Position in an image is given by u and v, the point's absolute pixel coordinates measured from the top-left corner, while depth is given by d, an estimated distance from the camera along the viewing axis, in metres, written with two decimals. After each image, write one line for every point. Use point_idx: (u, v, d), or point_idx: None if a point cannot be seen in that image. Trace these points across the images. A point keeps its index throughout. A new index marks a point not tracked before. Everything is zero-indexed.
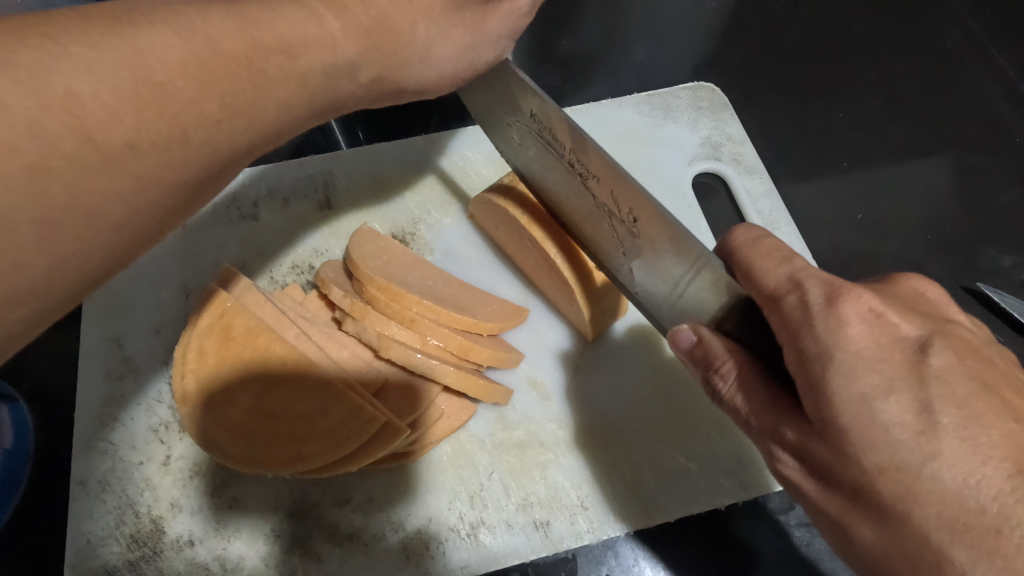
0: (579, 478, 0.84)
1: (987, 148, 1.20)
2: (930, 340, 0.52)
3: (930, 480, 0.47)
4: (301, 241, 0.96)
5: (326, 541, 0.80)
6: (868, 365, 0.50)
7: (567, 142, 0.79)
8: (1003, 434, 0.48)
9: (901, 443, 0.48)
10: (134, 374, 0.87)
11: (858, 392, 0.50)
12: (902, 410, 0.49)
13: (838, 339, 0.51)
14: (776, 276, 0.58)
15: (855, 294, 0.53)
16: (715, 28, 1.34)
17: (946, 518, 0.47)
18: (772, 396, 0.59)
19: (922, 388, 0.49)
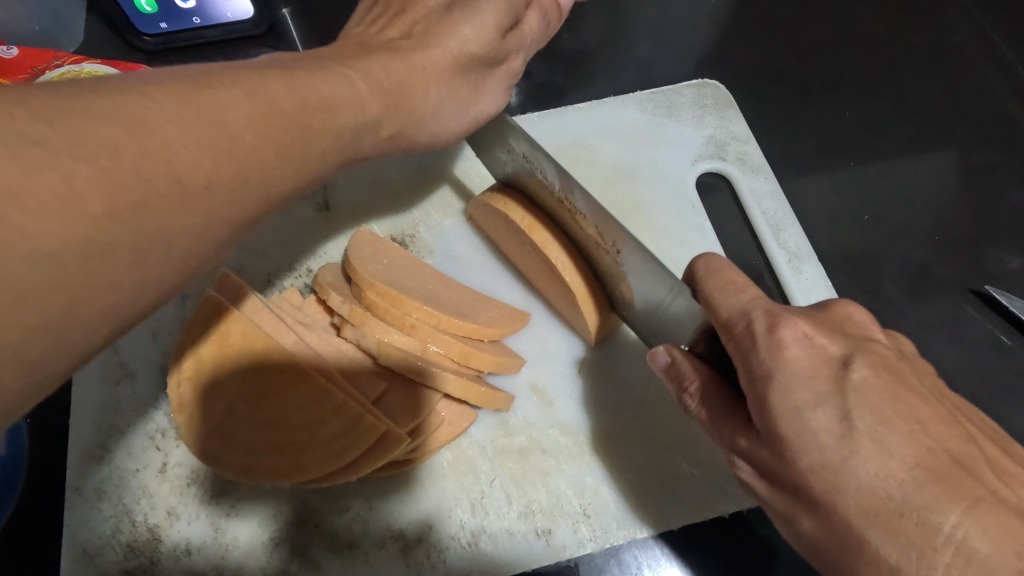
0: (582, 485, 0.83)
1: (997, 148, 1.19)
2: (850, 356, 0.55)
3: (850, 476, 0.50)
4: (300, 245, 0.95)
5: (325, 549, 0.79)
6: (800, 381, 0.54)
7: (556, 182, 0.81)
8: (907, 435, 0.50)
9: (825, 446, 0.52)
10: (131, 379, 0.86)
11: (792, 404, 0.54)
12: (827, 419, 0.52)
13: (778, 360, 0.55)
14: (728, 306, 0.62)
15: (792, 319, 0.57)
16: (720, 24, 1.31)
17: (862, 505, 0.50)
18: (729, 413, 0.64)
19: (842, 398, 0.53)
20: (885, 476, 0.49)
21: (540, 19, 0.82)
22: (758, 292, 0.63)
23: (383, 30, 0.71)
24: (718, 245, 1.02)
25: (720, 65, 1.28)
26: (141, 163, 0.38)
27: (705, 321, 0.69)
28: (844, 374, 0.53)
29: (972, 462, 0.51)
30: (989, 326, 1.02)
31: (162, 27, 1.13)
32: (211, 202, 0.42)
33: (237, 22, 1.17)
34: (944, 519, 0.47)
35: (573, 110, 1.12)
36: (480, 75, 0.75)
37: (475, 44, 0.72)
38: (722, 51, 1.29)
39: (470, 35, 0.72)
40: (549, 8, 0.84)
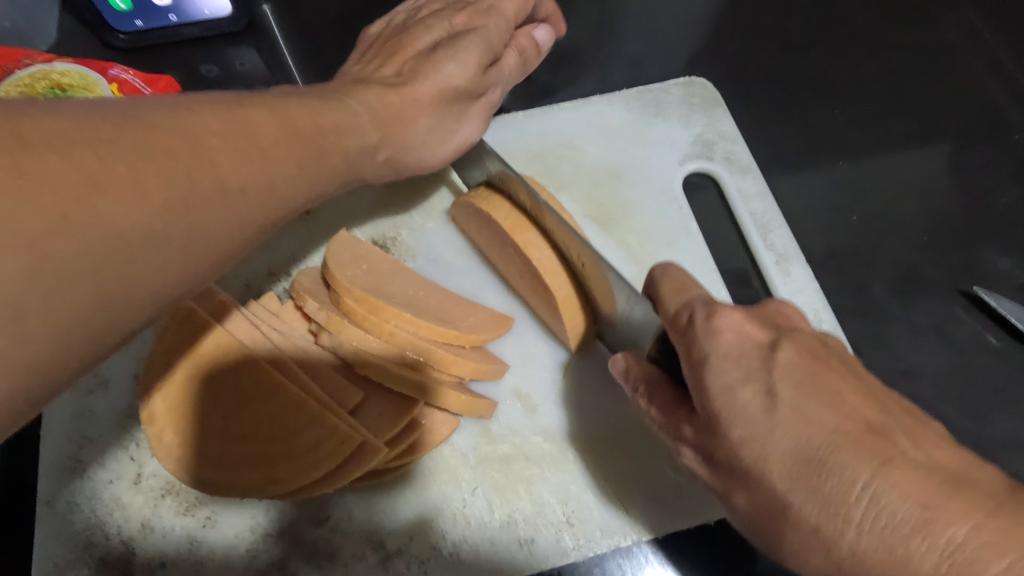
0: (566, 493, 0.82)
1: (988, 145, 1.17)
2: (778, 339, 0.57)
3: (773, 445, 0.53)
4: (278, 248, 0.92)
5: (304, 561, 0.77)
6: (730, 362, 0.56)
7: (528, 202, 0.83)
8: (827, 406, 0.53)
9: (753, 419, 0.54)
10: (103, 388, 0.84)
11: (723, 383, 0.56)
12: (753, 395, 0.55)
13: (712, 343, 0.58)
14: (675, 302, 0.65)
15: (728, 308, 0.59)
16: (709, 20, 1.30)
17: (786, 474, 0.52)
18: (675, 405, 0.65)
19: (767, 373, 0.55)
20: (802, 443, 0.52)
21: (518, 58, 0.83)
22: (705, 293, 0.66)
23: (378, 69, 0.74)
24: (705, 247, 1.01)
25: (710, 62, 1.26)
26: (192, 171, 0.41)
27: (659, 325, 0.71)
28: (771, 353, 0.56)
29: (887, 429, 0.52)
30: (978, 328, 1.01)
31: (139, 25, 1.11)
32: (244, 203, 0.45)
33: (216, 18, 1.15)
34: (856, 479, 0.49)
35: (559, 109, 1.10)
36: (466, 108, 0.78)
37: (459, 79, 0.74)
38: (711, 47, 1.27)
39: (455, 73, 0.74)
40: (526, 47, 0.85)
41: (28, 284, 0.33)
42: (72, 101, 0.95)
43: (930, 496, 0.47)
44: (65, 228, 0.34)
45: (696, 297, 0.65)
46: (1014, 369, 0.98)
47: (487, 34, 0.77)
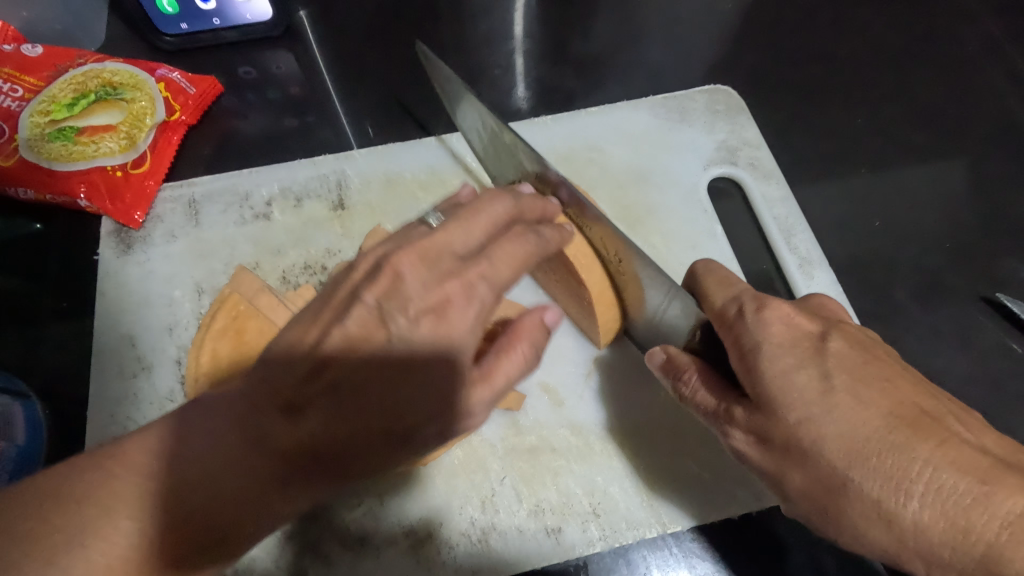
0: (592, 484, 0.84)
1: (1008, 154, 1.19)
2: (826, 331, 0.64)
3: (830, 427, 0.59)
4: (315, 243, 0.99)
5: (337, 544, 0.80)
6: (784, 351, 0.62)
7: (563, 196, 0.85)
8: (879, 391, 0.60)
9: (807, 401, 0.60)
10: (147, 372, 0.90)
11: (780, 370, 0.62)
12: (809, 378, 0.61)
13: (765, 334, 0.63)
14: (722, 296, 0.70)
15: (777, 302, 0.65)
16: (731, 30, 1.33)
17: (850, 454, 0.58)
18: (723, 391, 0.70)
19: (822, 360, 0.61)
20: (862, 426, 0.59)
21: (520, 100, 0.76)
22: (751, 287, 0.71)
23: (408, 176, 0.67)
24: (728, 248, 1.03)
25: (732, 70, 1.29)
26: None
27: (703, 317, 0.73)
28: (823, 342, 0.62)
29: (937, 414, 0.60)
30: (999, 333, 1.02)
31: (183, 28, 1.14)
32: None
33: (255, 23, 1.18)
34: (917, 456, 0.57)
35: (586, 114, 1.13)
36: (469, 268, 0.60)
37: (459, 244, 0.62)
38: (734, 56, 1.30)
39: (451, 235, 0.62)
40: None
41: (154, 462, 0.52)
42: (121, 99, 1.01)
43: (987, 473, 0.55)
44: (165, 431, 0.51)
45: (741, 291, 0.70)
46: None
47: (483, 202, 0.66)
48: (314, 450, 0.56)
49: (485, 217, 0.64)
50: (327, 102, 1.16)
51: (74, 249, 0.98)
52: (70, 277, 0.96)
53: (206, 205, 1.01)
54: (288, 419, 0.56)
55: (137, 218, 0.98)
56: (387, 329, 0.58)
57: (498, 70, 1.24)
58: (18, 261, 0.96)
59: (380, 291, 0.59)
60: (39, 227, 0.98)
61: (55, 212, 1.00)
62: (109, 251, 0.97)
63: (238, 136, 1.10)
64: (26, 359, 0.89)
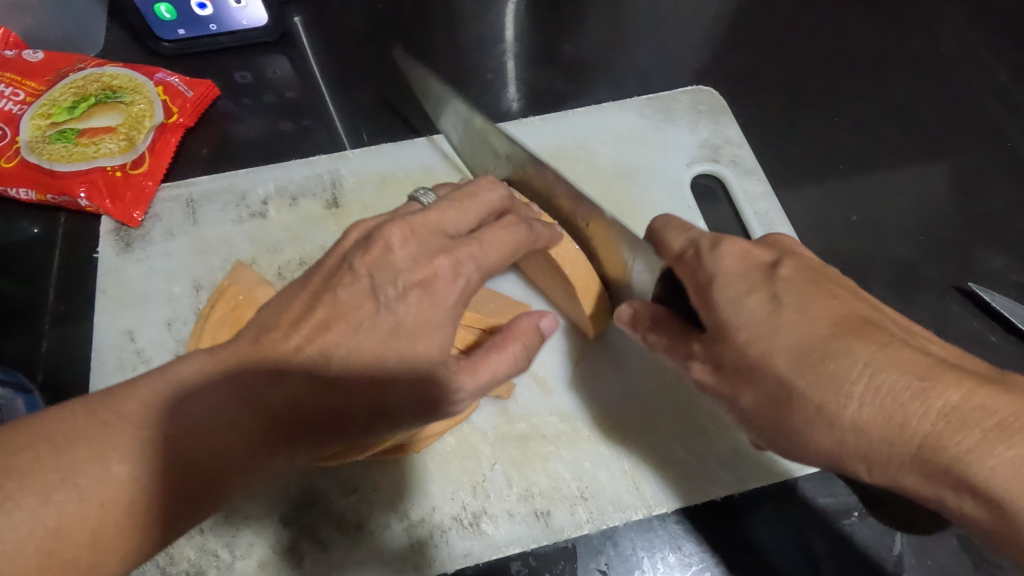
0: (579, 469, 0.86)
1: (983, 152, 1.23)
2: (778, 261, 0.69)
3: (775, 344, 0.64)
4: (310, 240, 1.02)
5: (332, 529, 0.82)
6: (734, 279, 0.68)
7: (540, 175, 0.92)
8: (823, 308, 0.65)
9: (757, 322, 0.65)
10: (147, 365, 0.92)
11: (729, 295, 0.67)
12: (758, 302, 0.66)
13: (718, 265, 0.69)
14: (680, 239, 0.75)
15: (732, 239, 0.71)
16: (715, 35, 1.37)
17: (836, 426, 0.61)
18: (683, 334, 0.75)
19: (770, 286, 0.66)
20: (804, 337, 0.63)
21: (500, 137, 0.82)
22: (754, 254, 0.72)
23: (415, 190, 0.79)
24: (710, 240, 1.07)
25: (716, 74, 1.33)
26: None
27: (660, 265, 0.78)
28: (773, 270, 0.67)
29: (877, 321, 0.65)
30: (974, 322, 1.05)
31: (181, 34, 1.17)
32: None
33: (251, 29, 1.20)
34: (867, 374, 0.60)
35: (574, 115, 1.16)
36: (459, 247, 0.66)
37: (449, 227, 0.69)
38: (717, 60, 1.34)
39: (444, 218, 0.69)
40: None
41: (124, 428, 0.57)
42: (120, 102, 1.04)
43: (925, 370, 0.59)
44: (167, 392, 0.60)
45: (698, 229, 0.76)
46: (1009, 362, 1.02)
47: (477, 191, 0.73)
48: (300, 411, 0.61)
49: (474, 206, 0.72)
50: (321, 106, 1.20)
51: (73, 250, 1.00)
52: (70, 276, 0.99)
53: (204, 204, 1.04)
54: (276, 381, 0.61)
55: (136, 218, 1.01)
56: (375, 301, 0.63)
57: (488, 74, 1.27)
58: (18, 263, 0.98)
59: (372, 262, 0.65)
60: (38, 231, 1.01)
61: (54, 214, 1.02)
62: (109, 249, 1.00)
63: (234, 140, 1.13)
64: (27, 356, 0.92)
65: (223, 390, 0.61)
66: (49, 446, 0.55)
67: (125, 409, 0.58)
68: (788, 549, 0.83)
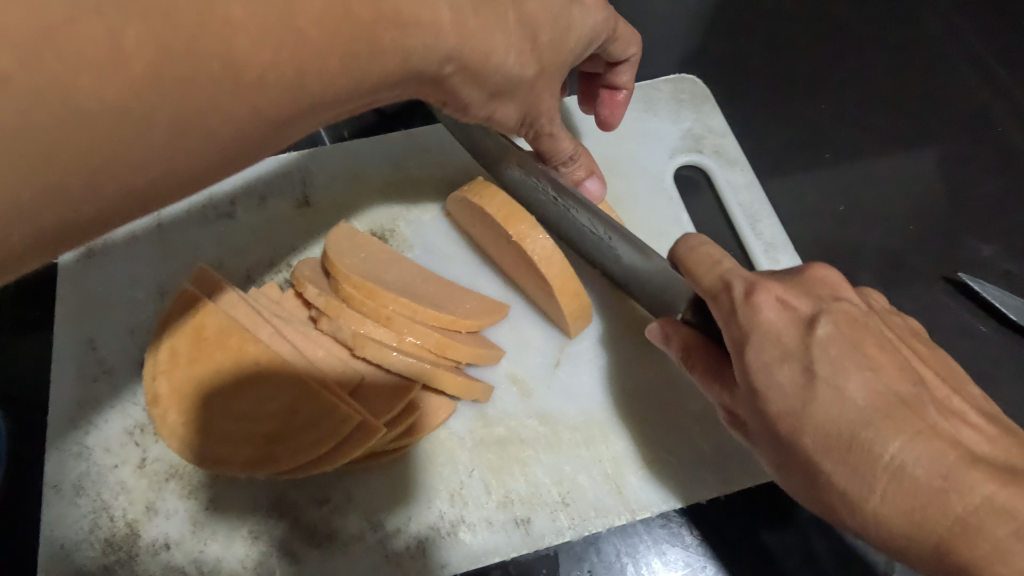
0: (560, 474, 0.84)
1: (970, 139, 1.20)
2: (818, 315, 0.60)
3: (808, 418, 0.57)
4: (279, 239, 0.98)
5: (304, 541, 0.79)
6: (771, 341, 0.60)
7: (547, 181, 0.91)
8: (861, 383, 0.56)
9: (789, 395, 0.58)
10: (109, 375, 0.88)
11: (761, 360, 0.60)
12: (792, 373, 0.58)
13: (754, 323, 0.61)
14: (709, 277, 0.67)
15: (766, 285, 0.62)
16: (697, 22, 1.33)
17: (818, 440, 0.57)
18: (717, 366, 0.71)
19: (807, 354, 0.58)
20: (837, 418, 0.56)
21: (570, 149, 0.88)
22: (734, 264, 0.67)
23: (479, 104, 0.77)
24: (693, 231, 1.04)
25: (699, 62, 1.30)
26: (194, 39, 0.37)
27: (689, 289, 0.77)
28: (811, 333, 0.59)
29: (916, 402, 0.56)
30: (964, 314, 1.03)
31: None
32: (262, 95, 0.42)
33: None
34: (886, 448, 0.54)
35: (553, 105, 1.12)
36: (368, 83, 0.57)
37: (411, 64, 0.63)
38: (700, 48, 1.31)
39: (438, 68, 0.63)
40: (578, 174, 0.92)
41: None
42: None
43: (951, 466, 0.52)
44: None
45: (729, 270, 0.66)
46: (999, 353, 0.99)
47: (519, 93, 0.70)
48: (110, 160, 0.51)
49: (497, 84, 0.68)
50: None
51: None
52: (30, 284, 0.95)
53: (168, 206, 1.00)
54: None
55: None
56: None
57: None
58: None
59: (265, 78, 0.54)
60: None
61: None
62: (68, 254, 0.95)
63: None
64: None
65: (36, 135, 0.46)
66: None
67: None
68: (776, 549, 0.81)
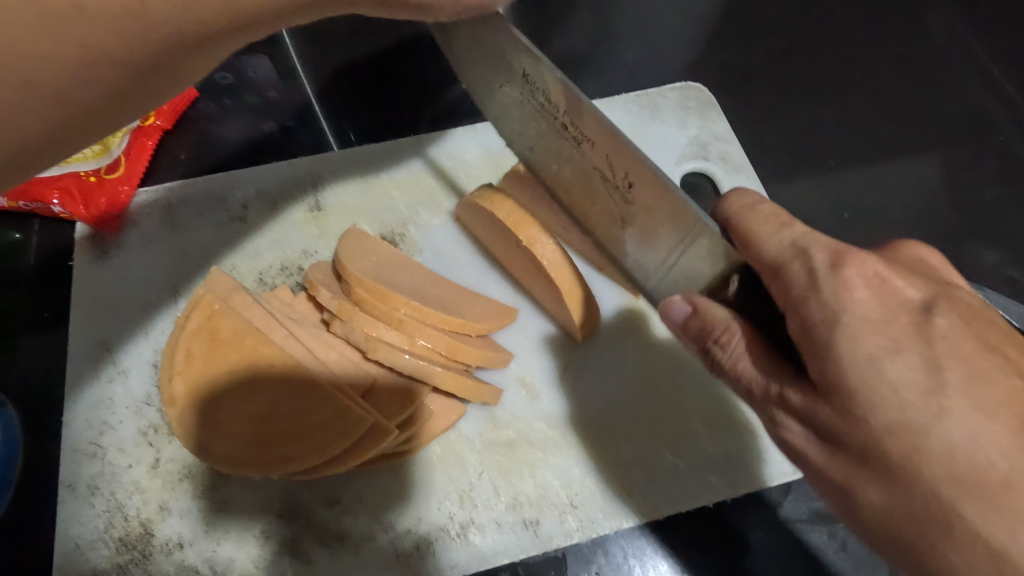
0: (568, 476, 0.85)
1: (974, 147, 1.21)
2: (934, 304, 0.57)
3: (937, 433, 0.51)
4: (290, 243, 0.99)
5: (315, 541, 0.80)
6: (872, 324, 0.55)
7: (562, 104, 0.79)
8: (1006, 390, 0.52)
9: (909, 402, 0.52)
10: (123, 376, 0.89)
11: (865, 352, 0.54)
12: (907, 369, 0.53)
13: (845, 300, 0.56)
14: (775, 242, 0.62)
15: (858, 259, 0.58)
16: (703, 29, 1.35)
17: (955, 474, 0.51)
18: (777, 361, 0.63)
19: (928, 346, 0.54)
20: (995, 437, 0.51)
21: None
22: (807, 229, 0.63)
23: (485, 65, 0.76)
24: None
25: (703, 70, 1.32)
26: None
27: (736, 257, 0.67)
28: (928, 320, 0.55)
29: None
30: None
31: None
32: None
33: None
34: None
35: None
36: None
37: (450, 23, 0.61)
38: (704, 56, 1.33)
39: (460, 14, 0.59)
40: None
41: None
42: None
43: None
44: None
45: (801, 237, 0.62)
46: None
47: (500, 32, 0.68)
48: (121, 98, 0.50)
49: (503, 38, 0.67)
50: (307, 107, 1.20)
51: (48, 258, 0.97)
52: (45, 284, 0.96)
53: (182, 210, 1.00)
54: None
55: (111, 223, 0.97)
56: None
57: None
58: None
59: None
60: (16, 237, 0.97)
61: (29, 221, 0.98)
62: (83, 257, 0.96)
63: (216, 140, 1.11)
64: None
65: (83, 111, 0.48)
66: None
67: None
68: (758, 544, 0.83)
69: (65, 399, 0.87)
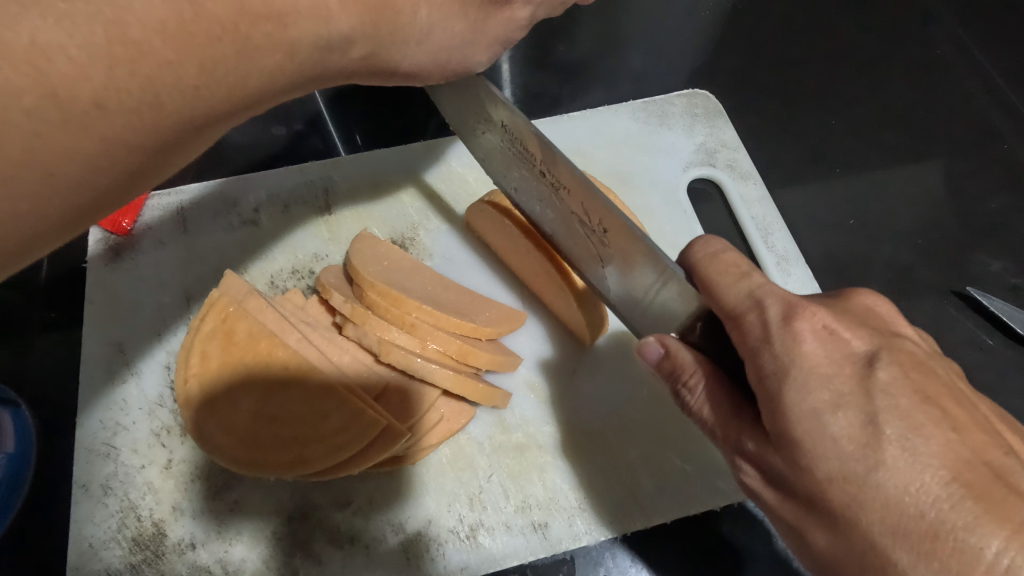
0: (578, 480, 0.86)
1: (978, 156, 1.22)
2: (876, 354, 0.53)
3: (874, 490, 0.48)
4: (301, 247, 1.00)
5: (326, 543, 0.81)
6: (820, 381, 0.51)
7: (537, 153, 0.82)
8: (942, 444, 0.48)
9: (848, 455, 0.49)
10: (136, 377, 0.89)
11: (809, 406, 0.51)
12: (848, 424, 0.50)
13: (793, 355, 0.53)
14: (735, 292, 0.59)
15: (809, 311, 0.54)
16: (709, 37, 1.36)
17: (889, 524, 0.47)
18: (733, 408, 0.61)
19: (867, 401, 0.50)
20: (912, 489, 0.47)
21: None
22: (765, 278, 0.59)
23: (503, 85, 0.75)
24: None
25: (709, 76, 1.33)
26: None
27: (701, 302, 0.66)
28: (871, 373, 0.51)
29: (1002, 469, 0.48)
30: (972, 327, 1.04)
31: None
32: None
33: None
34: (986, 544, 0.44)
35: (543, 124, 1.13)
36: None
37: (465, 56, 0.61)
38: (711, 64, 1.34)
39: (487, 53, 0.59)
40: None
41: (48, 195, 0.41)
42: None
43: None
44: (70, 129, 0.40)
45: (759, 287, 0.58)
46: (1006, 367, 1.01)
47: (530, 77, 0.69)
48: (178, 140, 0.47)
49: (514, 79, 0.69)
50: (313, 105, 1.20)
51: (63, 262, 0.99)
52: (61, 286, 0.97)
53: (195, 214, 1.01)
54: None
55: (124, 226, 0.98)
56: None
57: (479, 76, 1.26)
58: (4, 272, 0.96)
59: None
60: None
61: None
62: (97, 259, 0.96)
63: (227, 145, 1.12)
64: (15, 371, 0.90)
65: (147, 156, 0.46)
66: (25, 202, 0.41)
67: (59, 150, 0.40)
68: (761, 553, 0.84)
69: (80, 400, 0.87)
